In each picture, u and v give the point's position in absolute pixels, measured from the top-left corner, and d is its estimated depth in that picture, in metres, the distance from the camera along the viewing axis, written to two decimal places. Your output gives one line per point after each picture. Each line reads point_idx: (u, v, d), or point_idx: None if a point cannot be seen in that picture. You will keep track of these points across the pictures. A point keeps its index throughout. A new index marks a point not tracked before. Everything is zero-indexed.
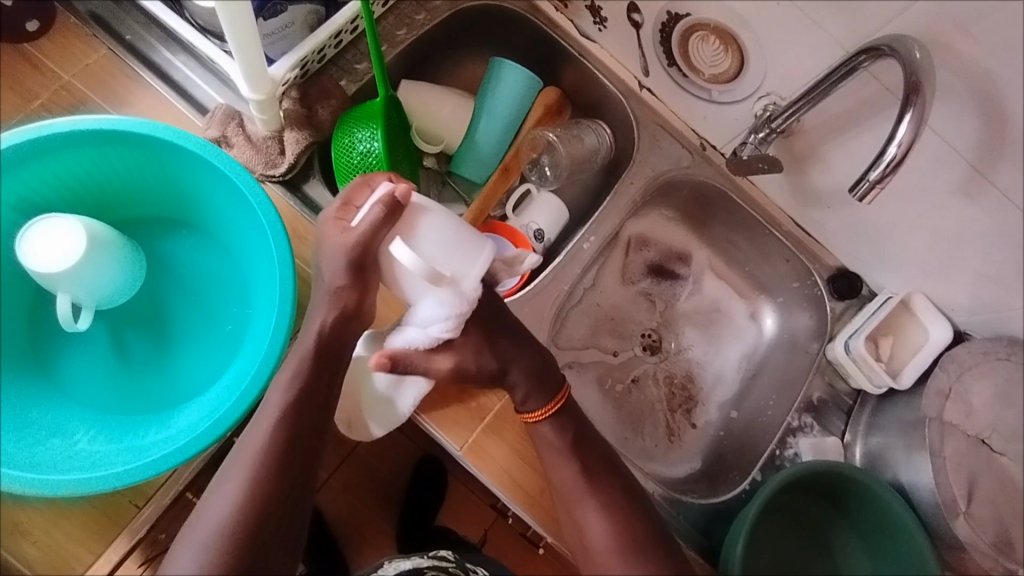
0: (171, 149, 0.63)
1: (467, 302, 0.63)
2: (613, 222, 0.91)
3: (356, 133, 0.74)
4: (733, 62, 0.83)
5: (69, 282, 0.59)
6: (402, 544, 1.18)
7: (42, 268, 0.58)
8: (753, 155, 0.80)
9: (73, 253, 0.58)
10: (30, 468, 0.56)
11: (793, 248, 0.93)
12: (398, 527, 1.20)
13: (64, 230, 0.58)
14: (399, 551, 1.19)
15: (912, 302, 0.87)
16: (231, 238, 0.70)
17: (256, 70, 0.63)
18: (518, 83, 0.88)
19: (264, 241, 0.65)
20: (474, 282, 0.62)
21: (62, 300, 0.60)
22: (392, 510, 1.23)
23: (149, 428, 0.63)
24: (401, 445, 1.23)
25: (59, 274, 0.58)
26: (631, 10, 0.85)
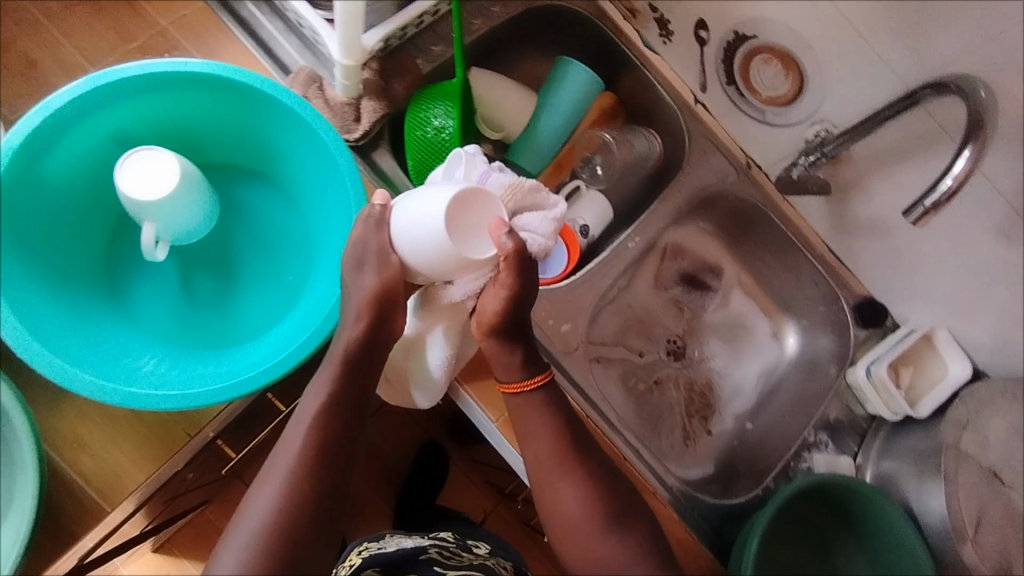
0: (265, 98, 0.66)
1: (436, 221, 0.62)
2: (657, 227, 0.96)
3: (432, 109, 0.77)
4: (792, 86, 0.86)
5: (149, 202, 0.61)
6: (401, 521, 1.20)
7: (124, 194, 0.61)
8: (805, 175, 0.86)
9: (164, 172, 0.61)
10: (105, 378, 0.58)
11: (822, 271, 0.97)
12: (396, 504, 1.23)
13: (156, 167, 0.61)
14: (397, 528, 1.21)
15: (935, 337, 0.91)
16: (305, 194, 0.73)
17: (354, 37, 0.67)
18: (581, 83, 0.91)
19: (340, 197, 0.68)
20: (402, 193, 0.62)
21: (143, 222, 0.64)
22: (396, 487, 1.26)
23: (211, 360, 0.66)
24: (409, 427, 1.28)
25: (143, 192, 0.60)
26: (699, 26, 0.89)
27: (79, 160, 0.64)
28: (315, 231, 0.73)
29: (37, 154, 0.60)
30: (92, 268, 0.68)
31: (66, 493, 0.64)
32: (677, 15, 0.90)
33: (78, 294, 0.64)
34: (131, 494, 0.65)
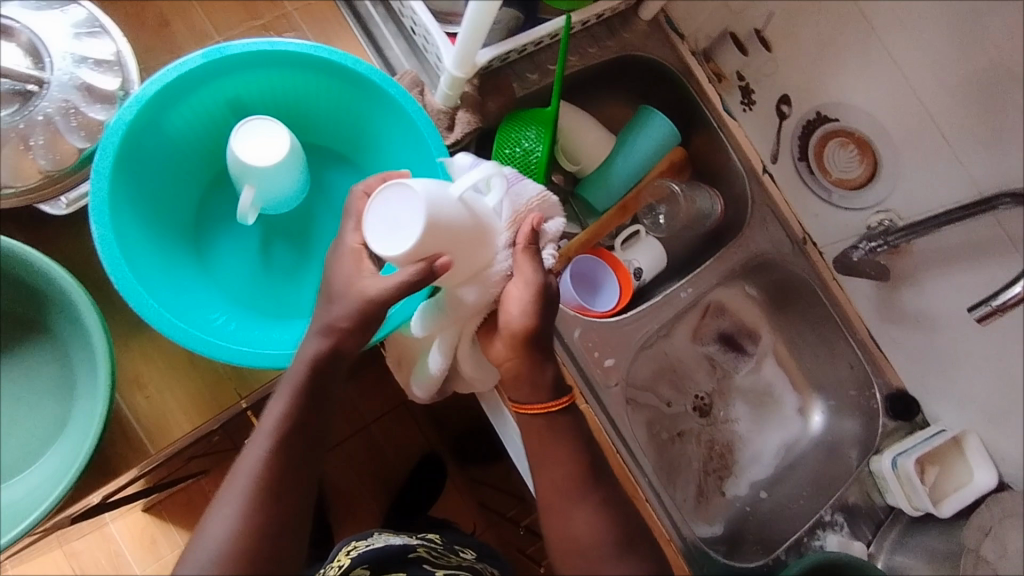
0: (377, 91, 0.69)
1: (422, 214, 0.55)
2: (709, 281, 0.96)
3: (523, 132, 0.81)
4: (864, 170, 0.91)
5: (258, 174, 0.65)
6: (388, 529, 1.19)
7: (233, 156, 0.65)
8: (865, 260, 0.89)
9: (276, 149, 0.65)
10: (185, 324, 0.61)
11: (861, 358, 0.98)
12: (389, 509, 1.23)
13: (265, 135, 0.65)
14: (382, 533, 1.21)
15: (964, 441, 0.92)
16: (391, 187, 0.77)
17: (470, 53, 0.71)
18: (660, 133, 0.94)
19: None
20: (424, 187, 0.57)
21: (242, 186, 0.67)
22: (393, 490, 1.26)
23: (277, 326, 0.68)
24: (414, 435, 1.29)
25: (254, 163, 0.64)
26: (783, 101, 0.94)
27: (196, 118, 0.68)
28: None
29: (164, 106, 0.64)
30: (183, 219, 0.71)
31: (118, 429, 0.66)
32: (763, 87, 0.95)
33: (170, 243, 0.68)
34: (177, 441, 0.67)
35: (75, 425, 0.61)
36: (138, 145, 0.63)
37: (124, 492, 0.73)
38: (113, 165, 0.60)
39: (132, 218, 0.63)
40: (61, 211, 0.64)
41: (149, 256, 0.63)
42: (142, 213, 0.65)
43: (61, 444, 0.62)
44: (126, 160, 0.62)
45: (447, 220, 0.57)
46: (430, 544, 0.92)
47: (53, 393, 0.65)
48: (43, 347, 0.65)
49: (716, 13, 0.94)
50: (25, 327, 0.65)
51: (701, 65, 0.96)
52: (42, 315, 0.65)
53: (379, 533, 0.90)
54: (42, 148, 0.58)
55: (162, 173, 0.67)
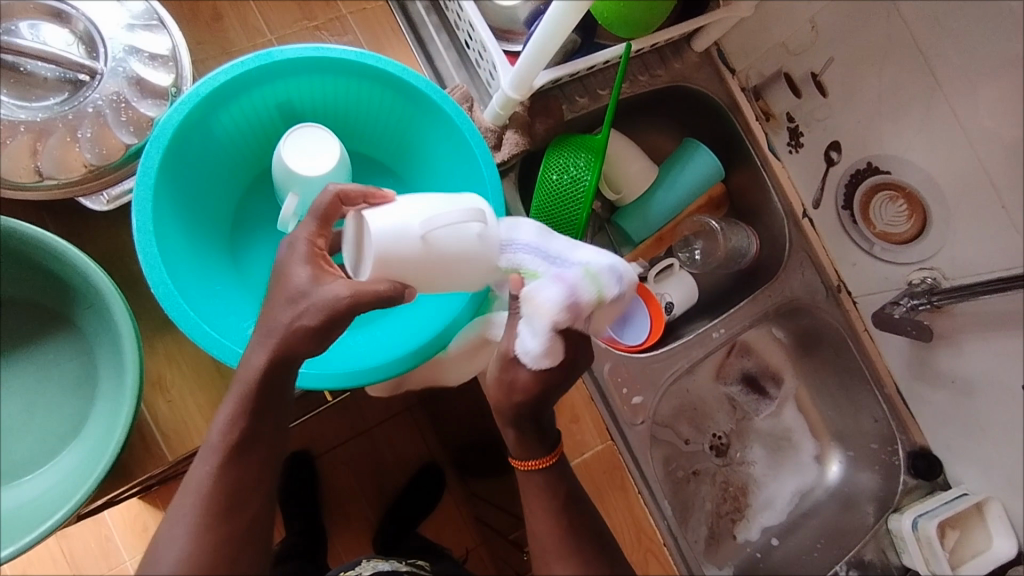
0: (434, 109, 0.68)
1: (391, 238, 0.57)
2: (742, 322, 0.95)
3: (570, 159, 0.80)
4: (912, 227, 0.85)
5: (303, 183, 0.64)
6: (387, 538, 1.17)
7: (279, 164, 0.65)
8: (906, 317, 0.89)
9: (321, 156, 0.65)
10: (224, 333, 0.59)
11: (885, 410, 0.99)
12: (384, 520, 1.21)
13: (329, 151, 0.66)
14: (379, 543, 1.18)
15: (986, 508, 0.90)
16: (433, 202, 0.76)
17: (529, 77, 0.69)
18: (704, 168, 0.93)
19: None
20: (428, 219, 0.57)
21: (286, 194, 0.65)
22: (390, 499, 1.24)
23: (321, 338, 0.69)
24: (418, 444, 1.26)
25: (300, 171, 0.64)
26: (831, 147, 0.90)
27: (244, 118, 0.66)
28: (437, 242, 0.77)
29: (214, 105, 0.62)
30: (219, 217, 0.70)
31: (137, 432, 0.64)
32: (813, 130, 0.92)
33: (207, 245, 0.66)
34: (194, 450, 0.65)
35: (95, 427, 0.59)
36: (186, 144, 0.61)
37: (136, 492, 0.71)
38: (160, 164, 0.58)
39: (173, 218, 0.61)
40: (101, 205, 0.62)
41: (187, 259, 0.62)
42: (183, 213, 0.63)
43: (80, 445, 0.60)
44: (173, 159, 0.60)
45: (398, 258, 0.56)
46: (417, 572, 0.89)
47: (73, 389, 0.62)
48: (67, 342, 0.63)
49: (771, 51, 0.90)
50: (49, 320, 0.63)
51: (750, 104, 0.96)
52: (68, 308, 0.62)
53: (368, 562, 0.88)
54: (89, 141, 0.56)
55: (204, 171, 0.66)
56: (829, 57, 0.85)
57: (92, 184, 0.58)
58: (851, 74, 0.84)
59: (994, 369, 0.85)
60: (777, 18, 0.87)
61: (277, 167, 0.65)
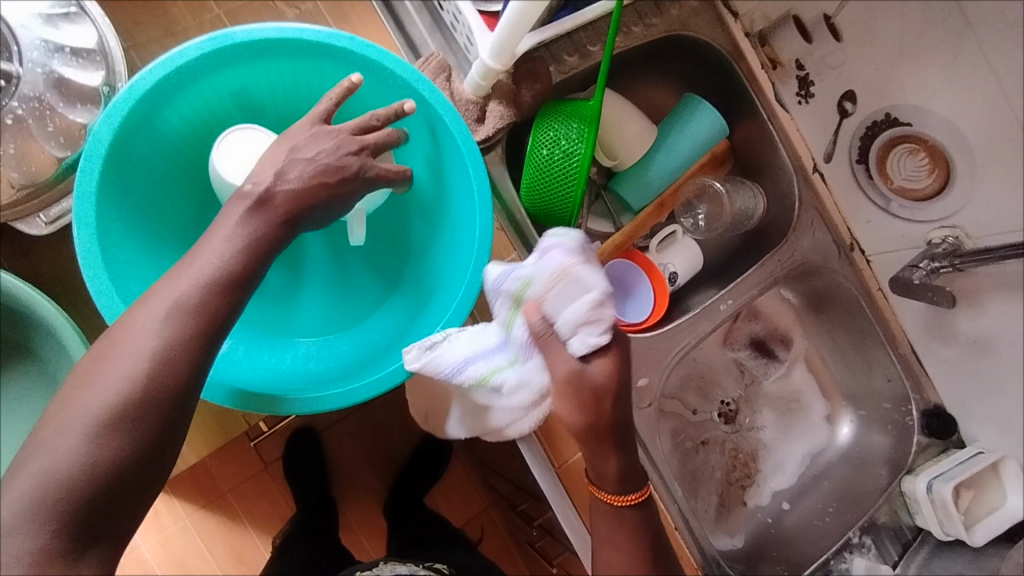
0: (408, 93, 0.60)
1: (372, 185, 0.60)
2: (752, 290, 0.89)
3: (560, 130, 0.72)
4: (934, 181, 0.80)
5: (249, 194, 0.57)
6: (394, 516, 1.17)
7: (216, 174, 0.57)
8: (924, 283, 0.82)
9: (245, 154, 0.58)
10: None
11: (899, 370, 0.95)
12: (389, 497, 1.20)
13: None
14: (387, 520, 1.18)
15: (1001, 467, 0.88)
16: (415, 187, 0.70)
17: (510, 46, 0.62)
18: (706, 126, 0.86)
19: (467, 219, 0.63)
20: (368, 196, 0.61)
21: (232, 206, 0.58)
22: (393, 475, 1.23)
23: (265, 345, 0.63)
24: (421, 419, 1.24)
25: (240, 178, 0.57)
26: (845, 97, 0.84)
27: (193, 113, 0.59)
28: (418, 252, 0.71)
29: (159, 103, 0.55)
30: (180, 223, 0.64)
31: None
32: (825, 79, 0.84)
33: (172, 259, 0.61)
34: None
35: None
36: (127, 148, 0.54)
37: None
38: (99, 176, 0.51)
39: (124, 231, 0.55)
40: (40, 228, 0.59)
41: (147, 274, 0.56)
42: (134, 222, 0.57)
43: None
44: (115, 167, 0.53)
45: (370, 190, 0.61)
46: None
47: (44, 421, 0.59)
48: (30, 370, 0.59)
49: None
50: (8, 349, 0.59)
51: (756, 50, 0.87)
52: (25, 340, 0.58)
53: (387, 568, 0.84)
54: (15, 157, 0.53)
55: (153, 173, 0.59)
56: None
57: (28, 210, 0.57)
58: None
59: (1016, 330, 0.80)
60: None
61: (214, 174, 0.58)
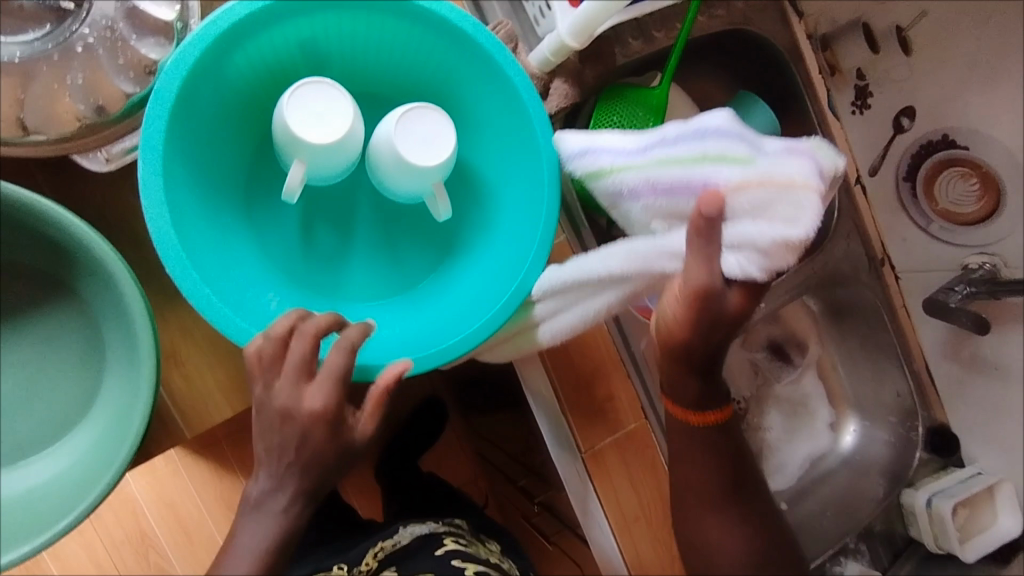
0: (484, 61, 0.58)
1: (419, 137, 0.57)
2: (783, 292, 0.90)
3: (625, 118, 0.71)
4: (979, 206, 0.84)
5: (310, 152, 0.55)
6: (385, 479, 1.16)
7: (281, 124, 0.55)
8: (958, 308, 0.80)
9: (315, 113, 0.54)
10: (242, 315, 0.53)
11: (911, 386, 0.97)
12: (383, 460, 1.19)
13: (436, 135, 0.57)
14: (380, 483, 1.17)
15: (996, 491, 0.92)
16: (480, 156, 0.66)
17: (593, 23, 0.60)
18: (761, 126, 0.84)
19: (534, 197, 0.60)
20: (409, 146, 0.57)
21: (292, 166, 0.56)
22: (388, 438, 1.23)
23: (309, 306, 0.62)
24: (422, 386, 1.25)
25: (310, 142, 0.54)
26: (906, 114, 0.86)
27: (262, 61, 0.57)
28: (483, 225, 0.66)
29: (229, 46, 0.53)
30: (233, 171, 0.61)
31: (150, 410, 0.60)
32: (885, 91, 0.86)
33: (223, 209, 0.59)
34: (212, 429, 0.61)
35: (112, 406, 0.55)
36: (195, 95, 0.53)
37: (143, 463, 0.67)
38: (166, 122, 0.50)
39: (184, 179, 0.54)
40: (101, 165, 0.57)
41: (202, 227, 0.55)
42: (193, 171, 0.55)
43: (98, 421, 0.56)
44: (182, 113, 0.52)
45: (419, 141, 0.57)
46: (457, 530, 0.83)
47: (80, 362, 0.57)
48: (70, 309, 0.57)
49: None
50: (48, 284, 0.57)
51: (816, 53, 0.86)
52: (65, 276, 0.56)
53: (406, 529, 0.82)
54: (81, 89, 0.51)
55: (215, 122, 0.57)
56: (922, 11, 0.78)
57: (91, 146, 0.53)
58: None
59: None
60: None
61: (276, 127, 0.56)
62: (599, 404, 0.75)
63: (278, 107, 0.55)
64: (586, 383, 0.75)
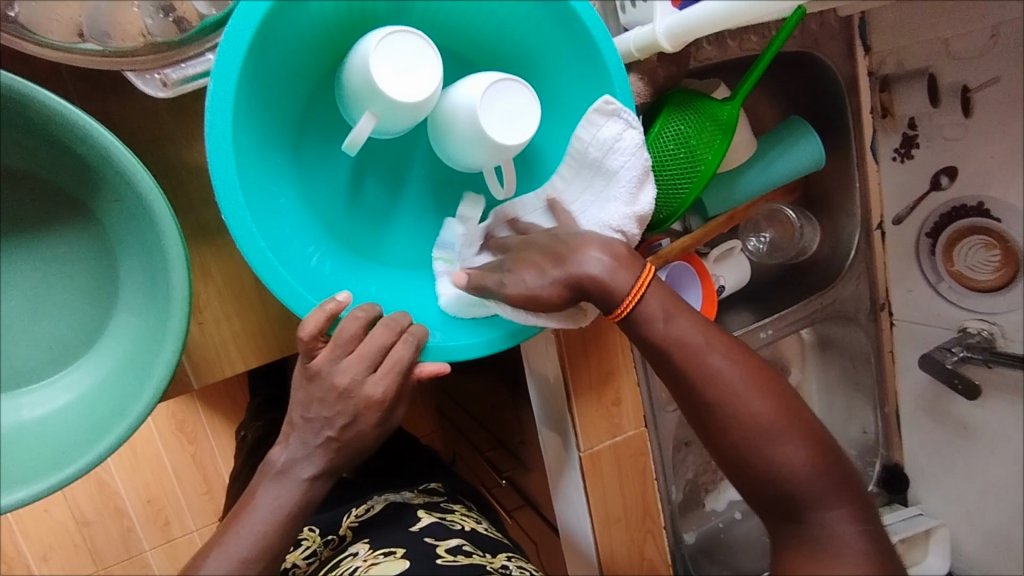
0: (581, 42, 0.55)
1: (503, 107, 0.53)
2: (789, 325, 0.94)
3: (691, 126, 0.68)
4: (995, 279, 0.81)
5: (389, 106, 0.51)
6: None
7: (363, 73, 0.50)
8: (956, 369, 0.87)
9: (408, 67, 0.50)
10: (283, 269, 0.51)
11: (877, 425, 1.03)
12: None
13: (520, 111, 0.53)
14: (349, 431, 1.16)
15: (934, 533, 0.98)
16: (550, 140, 0.63)
17: (691, 32, 0.57)
18: (805, 154, 0.84)
19: None
20: (492, 118, 0.53)
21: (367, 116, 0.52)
22: None
23: (351, 268, 0.59)
24: None
25: (394, 97, 0.50)
26: (945, 171, 0.83)
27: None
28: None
29: None
30: (291, 107, 0.57)
31: None
32: (932, 146, 0.84)
33: (276, 147, 0.55)
34: (222, 378, 0.60)
35: (123, 348, 0.52)
36: (273, 27, 0.49)
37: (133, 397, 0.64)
38: (243, 53, 0.47)
39: (248, 121, 0.51)
40: (156, 91, 0.51)
41: (259, 170, 0.52)
42: (258, 110, 0.52)
43: (104, 361, 0.53)
44: (257, 48, 0.48)
45: (502, 110, 0.53)
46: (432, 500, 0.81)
47: (87, 295, 0.52)
48: (80, 237, 0.52)
49: (926, 45, 0.80)
50: (59, 206, 0.51)
51: (872, 93, 0.87)
52: (86, 200, 0.50)
53: (380, 495, 0.80)
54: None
55: (289, 59, 0.53)
56: (993, 77, 0.75)
57: (147, 64, 0.49)
58: (1006, 105, 0.75)
59: (1012, 433, 0.86)
60: (952, 11, 0.76)
61: (353, 71, 0.52)
62: (605, 409, 0.74)
63: (360, 51, 0.50)
64: (597, 388, 0.74)
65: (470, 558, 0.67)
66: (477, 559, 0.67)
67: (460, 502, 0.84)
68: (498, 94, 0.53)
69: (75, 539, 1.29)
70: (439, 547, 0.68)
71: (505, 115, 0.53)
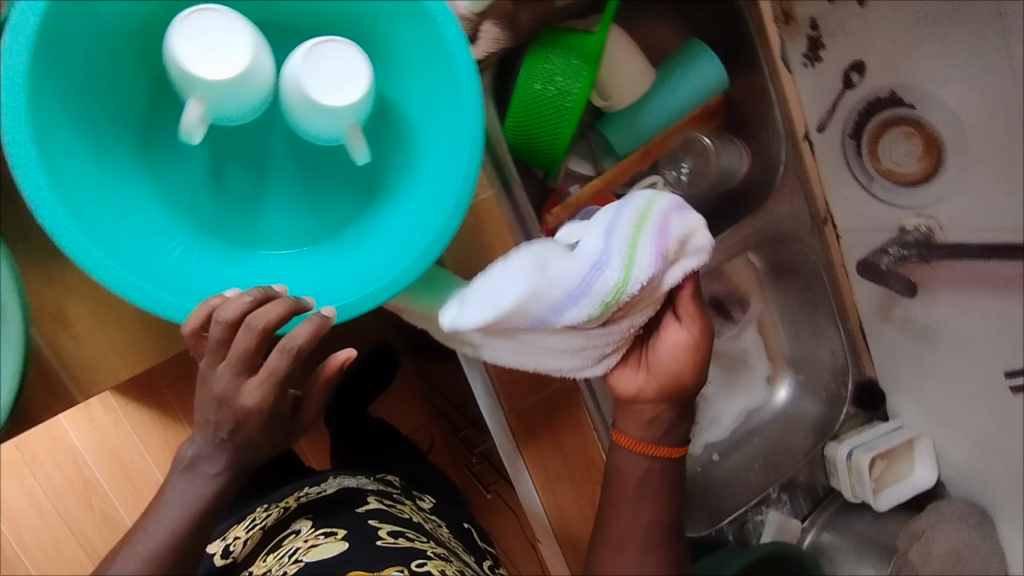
0: None
1: (329, 69, 0.52)
2: (720, 254, 0.91)
3: (558, 63, 0.66)
4: (921, 169, 0.77)
5: (211, 90, 0.50)
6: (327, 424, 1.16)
7: (171, 59, 0.50)
8: (892, 268, 0.87)
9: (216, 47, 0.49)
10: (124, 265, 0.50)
11: (845, 344, 0.99)
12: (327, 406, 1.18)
13: (349, 69, 0.52)
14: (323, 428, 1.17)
15: (916, 444, 0.95)
16: (401, 90, 0.60)
17: None
18: (705, 75, 0.81)
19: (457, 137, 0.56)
20: (320, 82, 0.51)
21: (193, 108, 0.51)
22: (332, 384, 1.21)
23: (219, 257, 0.57)
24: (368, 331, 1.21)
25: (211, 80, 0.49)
26: (855, 67, 0.80)
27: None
28: (406, 165, 0.60)
29: None
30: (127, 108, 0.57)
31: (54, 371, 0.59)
32: (837, 45, 0.81)
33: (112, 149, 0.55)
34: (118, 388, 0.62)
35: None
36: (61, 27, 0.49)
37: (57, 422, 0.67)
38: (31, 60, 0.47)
39: (66, 128, 0.51)
40: None
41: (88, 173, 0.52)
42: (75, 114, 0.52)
43: None
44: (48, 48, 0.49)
45: (329, 73, 0.52)
46: (387, 489, 0.83)
47: None
48: None
49: None
50: None
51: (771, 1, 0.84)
52: None
53: (334, 479, 0.82)
54: None
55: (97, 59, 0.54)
56: None
57: None
58: None
59: (973, 330, 0.81)
60: None
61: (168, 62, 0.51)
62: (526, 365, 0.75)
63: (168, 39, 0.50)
64: None
65: (410, 542, 0.68)
66: (418, 544, 0.68)
67: (411, 497, 0.85)
68: (322, 57, 0.51)
69: (86, 572, 1.32)
70: (381, 531, 0.69)
71: (332, 78, 0.52)
